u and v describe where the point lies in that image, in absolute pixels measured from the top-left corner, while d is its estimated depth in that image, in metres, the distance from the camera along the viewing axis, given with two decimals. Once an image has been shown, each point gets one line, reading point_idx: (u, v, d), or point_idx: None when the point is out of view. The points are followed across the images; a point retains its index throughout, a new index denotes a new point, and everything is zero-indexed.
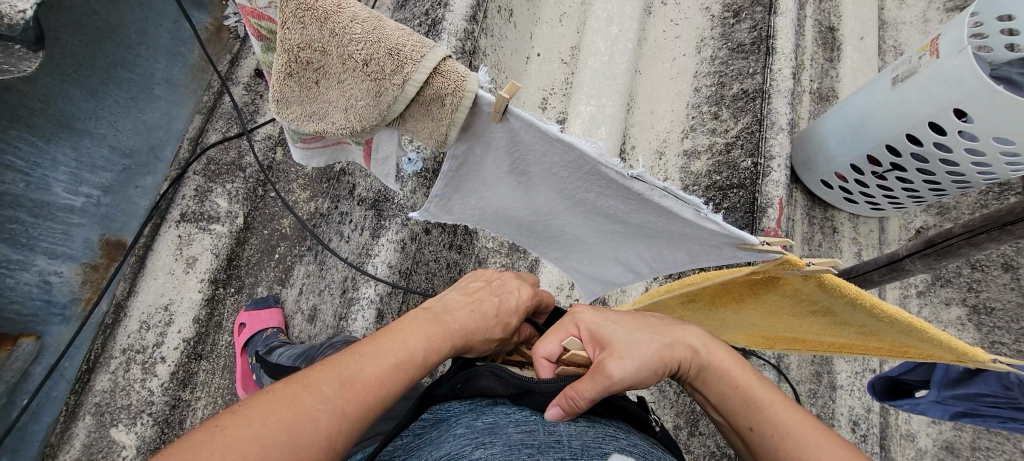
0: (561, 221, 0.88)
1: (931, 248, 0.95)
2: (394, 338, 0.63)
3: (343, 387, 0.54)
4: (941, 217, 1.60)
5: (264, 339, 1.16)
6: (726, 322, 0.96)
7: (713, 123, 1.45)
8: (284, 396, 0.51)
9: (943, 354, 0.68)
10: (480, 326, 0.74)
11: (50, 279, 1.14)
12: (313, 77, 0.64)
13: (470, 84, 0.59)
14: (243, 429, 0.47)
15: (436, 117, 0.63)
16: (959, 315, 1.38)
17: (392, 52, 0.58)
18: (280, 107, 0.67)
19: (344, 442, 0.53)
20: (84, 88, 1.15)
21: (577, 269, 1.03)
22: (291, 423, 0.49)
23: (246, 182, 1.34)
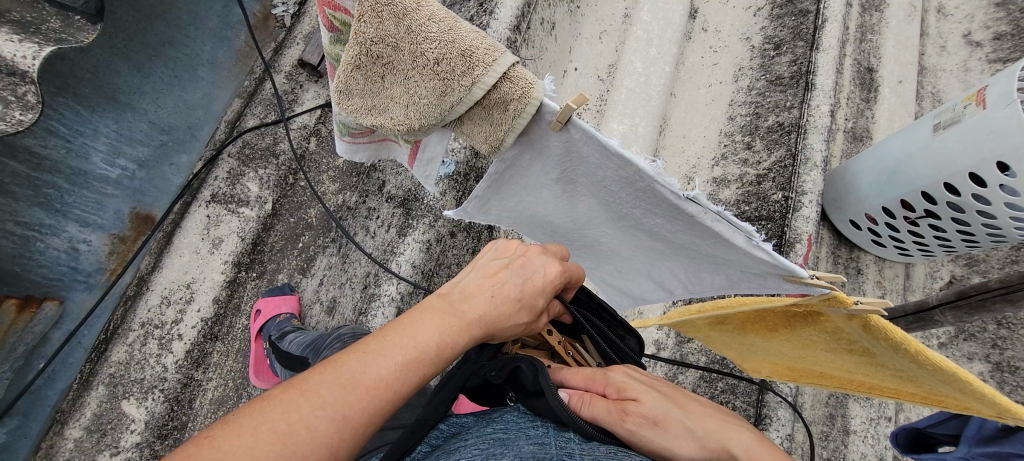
0: (599, 232, 0.88)
1: (963, 299, 0.93)
2: (400, 332, 0.56)
3: (343, 391, 0.51)
4: (970, 269, 1.58)
5: (276, 325, 1.16)
6: (752, 347, 0.95)
7: (745, 153, 1.44)
8: (280, 403, 0.50)
9: (982, 408, 0.66)
10: (500, 315, 0.63)
11: (79, 247, 1.16)
12: (380, 71, 0.64)
13: (538, 91, 0.59)
14: (234, 441, 0.47)
15: (495, 122, 0.64)
16: (981, 370, 1.35)
17: (465, 54, 0.59)
18: (342, 98, 0.68)
19: (349, 447, 0.50)
20: (132, 63, 1.19)
21: (608, 282, 1.03)
22: (285, 436, 0.48)
23: (278, 169, 1.34)
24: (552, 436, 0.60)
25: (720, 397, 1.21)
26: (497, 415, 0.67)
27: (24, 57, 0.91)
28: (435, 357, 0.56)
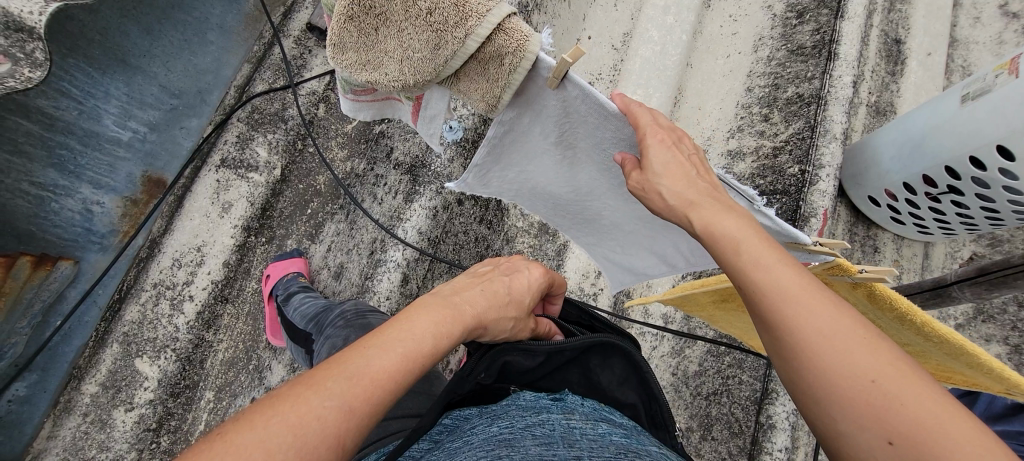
0: (601, 202, 0.86)
1: (983, 276, 0.89)
2: (400, 327, 0.58)
3: (350, 381, 0.51)
4: (993, 249, 1.53)
5: (285, 282, 1.18)
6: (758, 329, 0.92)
7: (762, 125, 1.40)
8: (287, 400, 0.48)
9: (988, 384, 0.64)
10: (493, 307, 0.72)
11: (92, 208, 1.18)
12: (374, 23, 0.61)
13: (533, 44, 0.58)
14: (245, 436, 0.45)
15: (492, 77, 0.62)
16: (999, 352, 1.32)
17: (458, 3, 0.57)
18: (337, 52, 0.65)
19: (360, 432, 0.50)
20: (141, 25, 1.19)
21: (610, 259, 1.01)
22: (297, 427, 0.47)
23: (286, 134, 1.33)
24: (562, 436, 0.61)
25: (727, 371, 1.22)
26: (505, 414, 0.67)
27: (31, 13, 0.91)
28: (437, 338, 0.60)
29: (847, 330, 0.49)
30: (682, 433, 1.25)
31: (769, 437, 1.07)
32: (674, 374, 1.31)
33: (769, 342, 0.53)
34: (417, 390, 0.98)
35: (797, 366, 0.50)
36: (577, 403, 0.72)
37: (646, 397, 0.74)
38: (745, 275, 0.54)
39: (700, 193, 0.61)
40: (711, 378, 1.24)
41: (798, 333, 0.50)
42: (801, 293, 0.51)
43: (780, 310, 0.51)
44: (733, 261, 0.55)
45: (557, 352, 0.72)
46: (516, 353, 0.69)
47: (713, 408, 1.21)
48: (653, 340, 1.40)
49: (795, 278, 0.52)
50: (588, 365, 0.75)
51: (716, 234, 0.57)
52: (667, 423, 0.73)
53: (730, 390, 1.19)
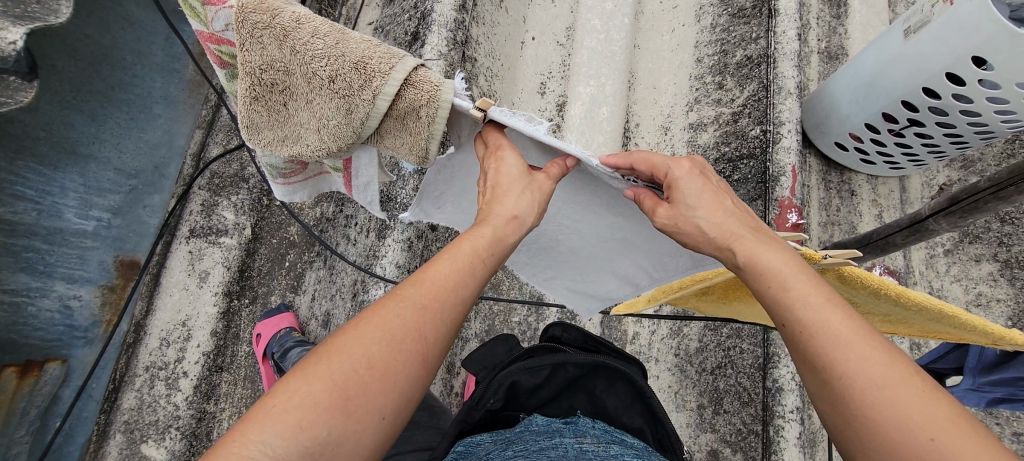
0: (556, 227, 0.84)
1: (955, 204, 0.89)
2: (455, 243, 0.58)
3: (422, 288, 0.53)
4: (967, 171, 1.53)
5: (279, 339, 1.19)
6: (741, 314, 0.95)
7: (718, 93, 1.40)
8: (378, 304, 0.52)
9: (974, 337, 0.68)
10: (510, 198, 0.61)
11: (70, 303, 1.17)
12: (281, 99, 0.64)
13: (445, 92, 0.58)
14: (343, 340, 0.49)
15: (414, 130, 0.61)
16: (990, 270, 1.34)
17: (359, 67, 0.58)
18: (252, 133, 0.67)
19: (437, 334, 0.53)
20: (85, 113, 1.19)
21: (571, 286, 0.97)
22: (383, 324, 0.50)
23: (250, 192, 1.34)
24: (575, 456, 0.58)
25: (726, 342, 1.22)
26: (518, 439, 0.65)
27: None
28: (494, 247, 0.59)
29: (899, 378, 0.49)
30: (695, 412, 1.25)
31: (779, 401, 1.07)
32: (677, 354, 1.32)
33: (816, 385, 0.53)
34: (426, 423, 0.99)
35: (847, 414, 0.50)
36: (587, 426, 0.69)
37: (652, 421, 0.72)
38: (791, 312, 0.54)
39: (737, 223, 0.62)
40: (712, 352, 1.24)
41: (849, 378, 0.50)
42: (852, 335, 0.51)
43: (830, 352, 0.51)
44: (778, 297, 0.56)
45: (562, 368, 0.73)
46: (520, 370, 0.72)
47: (720, 381, 1.21)
48: (651, 324, 1.40)
49: (845, 319, 0.52)
50: (593, 390, 0.75)
51: (760, 266, 0.58)
52: (675, 446, 0.70)
53: (733, 361, 1.19)
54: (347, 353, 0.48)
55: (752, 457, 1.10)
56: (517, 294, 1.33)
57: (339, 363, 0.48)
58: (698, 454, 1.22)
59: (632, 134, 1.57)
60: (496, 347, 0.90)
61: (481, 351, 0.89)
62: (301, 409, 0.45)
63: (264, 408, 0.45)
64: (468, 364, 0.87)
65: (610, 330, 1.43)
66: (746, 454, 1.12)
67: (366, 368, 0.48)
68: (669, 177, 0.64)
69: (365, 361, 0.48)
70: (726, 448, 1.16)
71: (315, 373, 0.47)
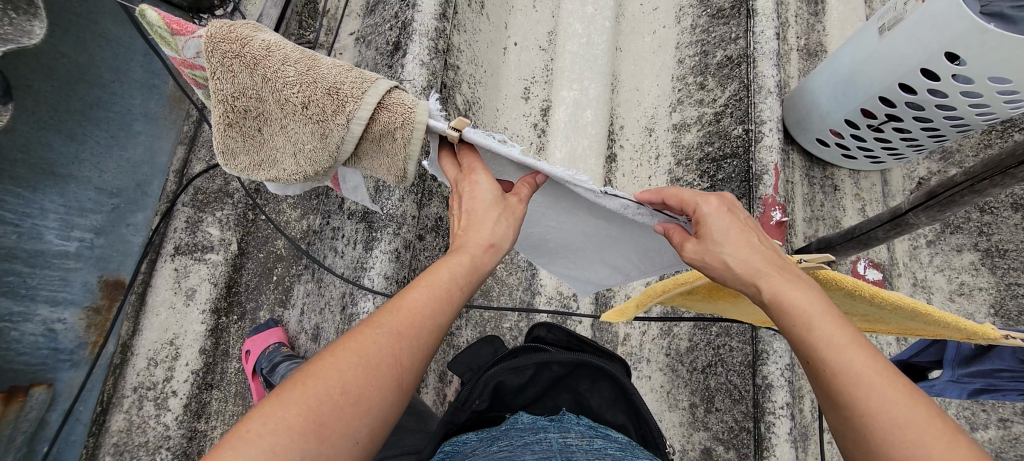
0: (544, 226, 0.84)
1: (931, 199, 0.90)
2: (431, 272, 0.59)
3: (397, 316, 0.53)
4: (945, 162, 1.56)
5: (268, 355, 1.18)
6: (725, 309, 0.96)
7: (700, 94, 1.41)
8: (355, 330, 0.53)
9: (948, 333, 0.70)
10: (480, 220, 0.63)
11: (55, 327, 1.14)
12: (255, 125, 0.63)
13: (420, 114, 0.60)
14: (320, 368, 0.49)
15: (390, 152, 0.63)
16: (972, 260, 1.36)
17: (332, 93, 0.60)
18: (227, 159, 0.66)
19: (412, 360, 0.53)
20: (62, 133, 1.18)
21: (564, 274, 0.97)
22: (358, 350, 0.51)
23: (235, 208, 1.35)
24: (560, 451, 0.59)
25: (716, 341, 1.23)
26: (503, 435, 0.65)
27: None
28: (471, 274, 0.60)
29: (923, 419, 0.47)
30: (687, 411, 1.26)
31: (769, 397, 1.09)
32: (669, 354, 1.33)
33: (839, 421, 0.52)
34: (414, 426, 0.97)
35: (871, 450, 0.48)
36: (572, 422, 0.68)
37: (636, 417, 0.72)
38: (815, 349, 0.53)
39: (764, 260, 0.61)
40: (703, 351, 1.25)
41: (872, 416, 0.49)
42: (876, 375, 0.50)
43: (852, 388, 0.50)
44: (801, 335, 0.55)
45: (546, 368, 0.73)
46: (505, 370, 0.71)
47: (711, 380, 1.22)
48: (641, 325, 1.41)
49: (868, 359, 0.51)
50: (577, 388, 0.74)
51: (784, 303, 0.57)
52: (659, 440, 0.71)
53: (723, 359, 1.20)
54: (321, 379, 0.48)
55: (744, 454, 1.11)
56: (507, 300, 1.33)
57: (313, 385, 0.48)
58: (692, 452, 1.22)
59: (617, 136, 1.58)
60: (482, 348, 0.90)
61: (467, 352, 0.89)
62: (274, 435, 0.44)
63: (240, 431, 0.45)
64: (455, 366, 0.88)
65: (601, 332, 1.44)
66: (739, 451, 1.12)
67: (341, 396, 0.48)
68: (696, 213, 0.65)
69: (340, 387, 0.48)
70: (719, 446, 1.16)
71: (290, 396, 0.47)
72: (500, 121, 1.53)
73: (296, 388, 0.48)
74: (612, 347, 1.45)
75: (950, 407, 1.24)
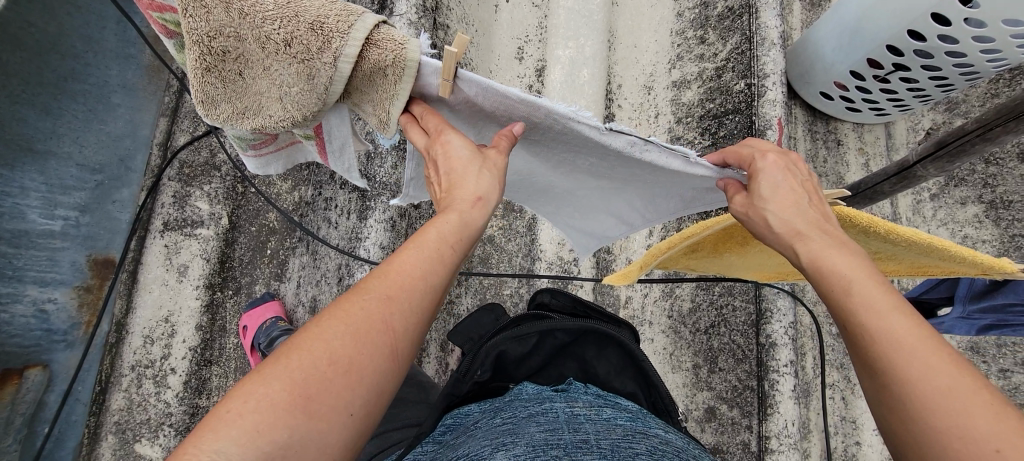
0: (546, 177, 0.78)
1: (941, 150, 0.87)
2: (420, 234, 0.55)
3: (386, 281, 0.50)
4: (951, 113, 1.52)
5: (265, 331, 1.16)
6: (731, 266, 0.94)
7: (700, 48, 1.36)
8: (341, 298, 0.49)
9: (966, 270, 0.68)
10: (465, 172, 0.58)
11: (46, 307, 1.14)
12: (235, 67, 0.58)
13: (412, 50, 0.56)
14: (306, 340, 0.46)
15: (381, 88, 0.59)
16: (976, 212, 1.33)
17: (315, 27, 0.55)
18: (208, 107, 0.61)
19: (404, 325, 0.49)
20: (37, 107, 1.17)
21: (570, 224, 0.93)
22: (347, 317, 0.48)
23: (224, 181, 1.29)
24: (567, 422, 0.56)
25: (720, 301, 1.21)
26: (507, 406, 0.62)
27: None
28: (462, 233, 0.56)
29: (970, 389, 0.43)
30: (690, 372, 1.25)
31: (773, 356, 1.08)
32: (671, 315, 1.32)
33: (874, 390, 0.48)
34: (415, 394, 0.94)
35: (907, 419, 0.45)
36: (580, 392, 0.66)
37: (644, 384, 0.71)
38: (854, 315, 0.49)
39: (812, 224, 0.57)
40: (706, 311, 1.24)
41: (912, 384, 0.45)
42: (921, 344, 0.46)
43: (891, 355, 0.46)
44: (842, 302, 0.51)
45: (549, 336, 0.70)
46: (507, 339, 0.68)
47: (714, 340, 1.21)
48: (643, 287, 1.40)
49: (911, 325, 0.47)
50: (583, 356, 0.72)
51: (826, 268, 0.53)
52: (669, 407, 0.69)
53: (726, 319, 1.19)
54: (308, 352, 0.45)
55: (747, 412, 1.11)
56: (507, 267, 1.30)
57: (300, 359, 0.45)
58: (695, 412, 1.22)
59: (614, 96, 1.53)
60: (482, 317, 0.87)
61: (467, 322, 0.87)
62: (257, 413, 0.42)
63: (221, 411, 0.42)
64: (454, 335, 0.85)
65: (603, 296, 1.43)
66: (743, 409, 1.12)
67: (327, 370, 0.45)
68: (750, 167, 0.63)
69: (325, 359, 0.45)
70: (723, 405, 1.16)
71: (275, 372, 0.44)
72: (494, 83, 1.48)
73: (279, 362, 0.45)
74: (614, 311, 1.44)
75: None
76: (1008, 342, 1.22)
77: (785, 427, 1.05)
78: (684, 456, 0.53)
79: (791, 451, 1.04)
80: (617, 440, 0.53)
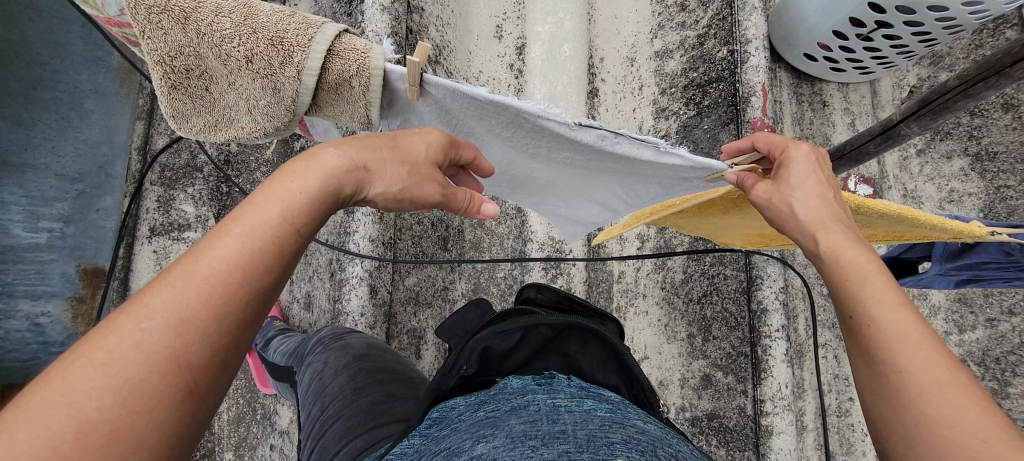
0: (528, 168, 0.75)
1: (926, 107, 0.85)
2: (240, 218, 0.41)
3: (185, 293, 0.37)
4: (936, 67, 1.51)
5: (264, 330, 1.21)
6: (719, 226, 0.93)
7: (681, 16, 1.34)
8: (102, 328, 0.35)
9: (940, 234, 0.70)
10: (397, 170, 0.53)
11: (41, 320, 1.16)
12: (202, 83, 0.57)
13: (375, 59, 0.55)
14: (41, 403, 0.32)
15: (350, 99, 0.58)
16: (961, 166, 1.34)
17: (275, 43, 0.53)
18: (179, 122, 0.60)
19: (214, 352, 0.38)
20: (7, 120, 1.11)
21: (555, 214, 0.92)
22: (111, 361, 0.34)
23: (206, 182, 1.30)
24: (547, 412, 0.53)
25: (711, 270, 1.23)
26: (491, 398, 0.58)
27: None
28: (303, 213, 0.44)
29: (966, 384, 0.41)
30: (685, 342, 1.27)
31: (765, 321, 1.09)
32: (664, 287, 1.33)
33: (866, 380, 0.46)
34: (404, 394, 0.83)
35: (895, 404, 0.42)
36: (560, 384, 0.60)
37: (627, 376, 0.66)
38: (859, 301, 0.47)
39: (835, 215, 0.54)
40: (698, 281, 1.26)
41: (906, 370, 0.42)
42: (923, 335, 0.43)
43: (891, 340, 0.44)
44: (849, 288, 0.48)
45: (534, 330, 0.62)
46: (493, 334, 0.60)
47: (707, 310, 1.23)
48: (635, 261, 1.41)
49: (918, 323, 0.44)
50: (567, 351, 0.65)
51: (839, 256, 0.50)
52: (652, 398, 0.65)
53: (718, 288, 1.21)
54: (48, 424, 0.31)
55: (743, 377, 1.13)
56: (498, 250, 1.31)
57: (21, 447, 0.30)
58: (692, 380, 1.24)
59: (597, 70, 1.51)
60: (466, 313, 0.73)
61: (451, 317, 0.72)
62: None
63: None
64: (438, 332, 0.71)
65: (595, 272, 1.44)
66: (738, 375, 1.14)
67: (81, 446, 0.32)
68: (784, 155, 0.59)
69: (75, 428, 0.32)
70: (718, 372, 1.19)
71: None
72: (474, 65, 1.45)
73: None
74: (607, 287, 1.45)
75: (941, 312, 1.27)
76: (994, 292, 1.24)
77: (780, 390, 1.08)
78: (660, 445, 0.51)
79: (786, 412, 1.07)
80: (600, 428, 0.51)
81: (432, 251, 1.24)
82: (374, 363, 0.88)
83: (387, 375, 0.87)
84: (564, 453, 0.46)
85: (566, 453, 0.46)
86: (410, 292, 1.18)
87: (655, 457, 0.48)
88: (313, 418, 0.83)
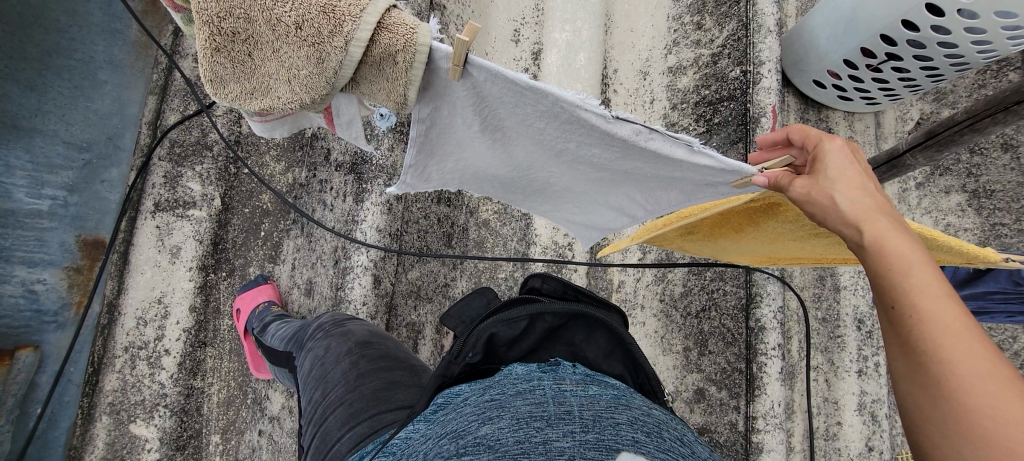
0: (547, 172, 0.79)
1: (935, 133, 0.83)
2: None
3: None
4: (939, 103, 1.55)
5: (259, 313, 1.18)
6: (725, 249, 0.94)
7: (696, 34, 1.35)
8: None
9: (950, 258, 0.71)
10: None
11: (35, 288, 1.12)
12: (245, 49, 0.58)
13: (422, 36, 0.55)
14: None
15: (390, 77, 0.58)
16: (959, 201, 1.36)
17: (326, 10, 0.54)
18: (215, 87, 0.60)
19: None
20: (21, 82, 1.11)
21: (570, 220, 0.95)
22: None
23: (215, 161, 1.30)
24: (552, 396, 0.53)
25: (710, 285, 1.24)
26: (495, 383, 0.57)
27: None
28: None
29: (1007, 376, 0.42)
30: (680, 355, 1.28)
31: (762, 339, 1.10)
32: (663, 299, 1.34)
33: (907, 374, 0.47)
34: (408, 381, 0.83)
35: (935, 394, 0.44)
36: (567, 371, 0.60)
37: (633, 366, 0.65)
38: (905, 291, 0.47)
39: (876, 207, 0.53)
40: (697, 295, 1.27)
41: (950, 362, 0.44)
42: (968, 328, 0.44)
43: (936, 331, 0.45)
44: (893, 278, 0.49)
45: (539, 319, 0.61)
46: (498, 321, 0.59)
47: (704, 324, 1.24)
48: (636, 271, 1.42)
49: (963, 320, 0.45)
50: (572, 341, 0.64)
51: (883, 245, 0.50)
52: (657, 388, 0.65)
53: (717, 303, 1.22)
54: None
55: (736, 393, 1.14)
56: (501, 251, 1.31)
57: None
58: (684, 393, 1.25)
59: (610, 80, 1.53)
60: (471, 301, 0.71)
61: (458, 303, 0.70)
62: None
63: None
64: (444, 319, 0.69)
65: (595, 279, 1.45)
66: (731, 391, 1.15)
67: None
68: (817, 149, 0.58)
69: None
70: (711, 387, 1.20)
71: None
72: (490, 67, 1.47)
73: None
74: (606, 295, 1.46)
75: None
76: (986, 327, 1.25)
77: (772, 408, 1.08)
78: (665, 428, 0.53)
79: (776, 431, 1.07)
80: (603, 411, 0.52)
81: (435, 247, 1.24)
82: (377, 351, 0.88)
83: (389, 362, 0.87)
84: (569, 434, 0.48)
85: (572, 433, 0.48)
86: (411, 287, 1.19)
87: (659, 437, 0.51)
88: (315, 402, 0.82)
